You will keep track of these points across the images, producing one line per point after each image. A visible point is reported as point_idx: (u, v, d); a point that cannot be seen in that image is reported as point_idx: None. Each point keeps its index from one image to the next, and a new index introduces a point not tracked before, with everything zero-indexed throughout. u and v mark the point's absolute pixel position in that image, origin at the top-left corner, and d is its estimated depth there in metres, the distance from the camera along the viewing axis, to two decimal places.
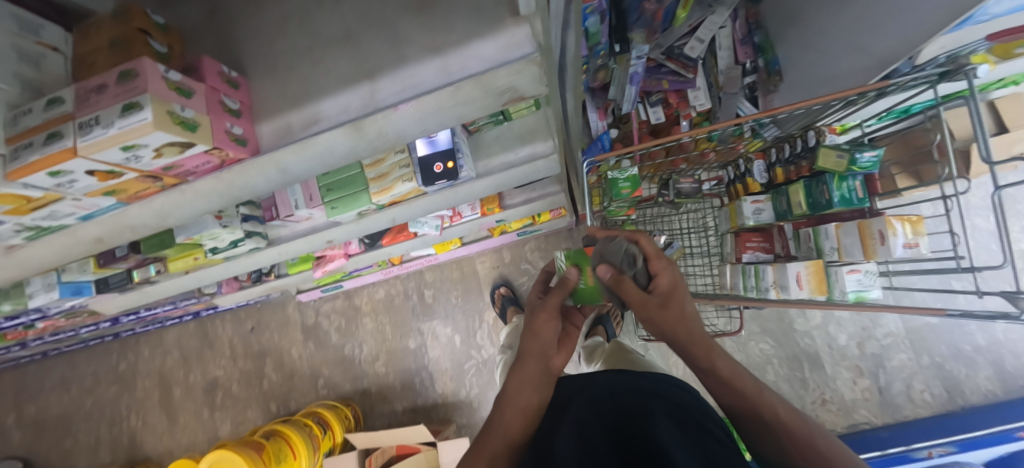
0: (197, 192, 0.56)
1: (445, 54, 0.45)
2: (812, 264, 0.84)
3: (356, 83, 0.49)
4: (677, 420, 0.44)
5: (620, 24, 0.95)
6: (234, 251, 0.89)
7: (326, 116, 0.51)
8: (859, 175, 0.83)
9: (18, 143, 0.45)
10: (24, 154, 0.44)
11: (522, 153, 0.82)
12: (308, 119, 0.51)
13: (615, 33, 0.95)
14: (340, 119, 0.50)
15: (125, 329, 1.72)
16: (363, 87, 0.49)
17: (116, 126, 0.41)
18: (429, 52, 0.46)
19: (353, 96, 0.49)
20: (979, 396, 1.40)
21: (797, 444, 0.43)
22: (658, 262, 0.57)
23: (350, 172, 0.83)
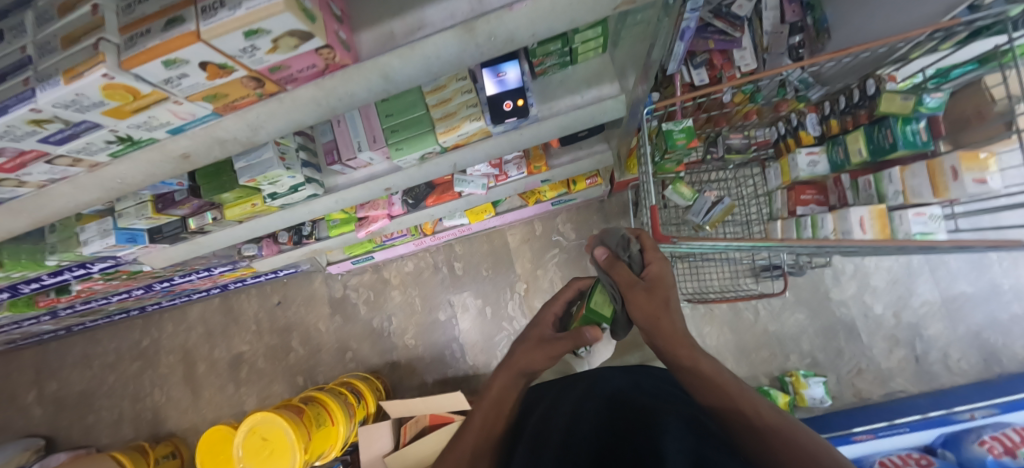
0: (293, 103, 0.56)
1: None
2: (875, 208, 0.85)
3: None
4: (692, 427, 0.48)
5: None
6: (293, 197, 0.88)
7: (431, 21, 0.49)
8: (923, 118, 0.84)
9: (133, 31, 0.43)
10: (140, 40, 0.42)
11: (588, 96, 0.83)
12: (413, 24, 0.49)
13: None
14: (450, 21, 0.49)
15: (150, 303, 1.70)
16: None
17: (243, 4, 0.39)
18: None
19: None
20: (1016, 363, 1.41)
21: (787, 440, 0.46)
22: (652, 254, 0.64)
23: (416, 113, 0.82)
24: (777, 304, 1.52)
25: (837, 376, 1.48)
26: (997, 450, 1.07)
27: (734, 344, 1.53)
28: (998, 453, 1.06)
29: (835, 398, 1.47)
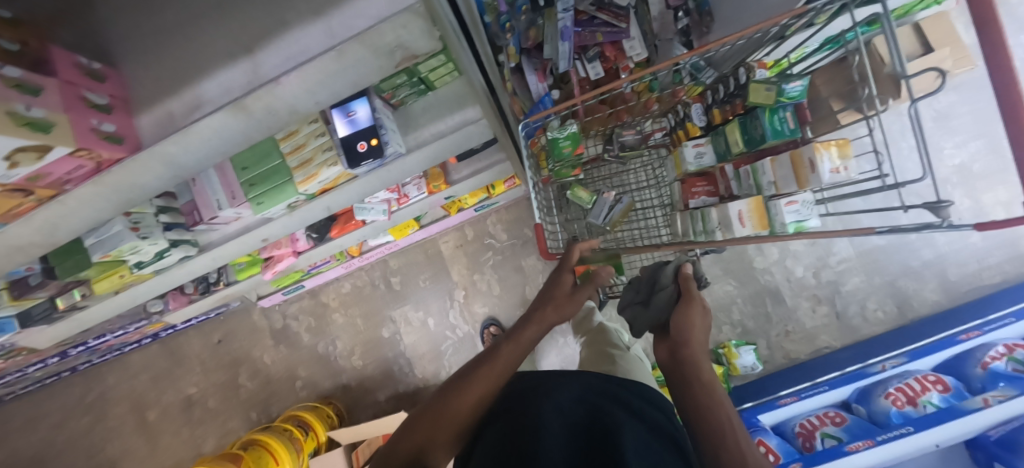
0: (82, 201, 0.52)
1: (327, 14, 0.43)
2: (752, 201, 0.85)
3: (236, 58, 0.47)
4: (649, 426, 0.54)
5: None
6: (162, 263, 0.84)
7: (208, 99, 0.48)
8: (790, 105, 0.84)
9: None
10: None
11: (452, 122, 0.79)
12: (189, 104, 0.48)
13: None
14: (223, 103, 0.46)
15: (81, 362, 1.63)
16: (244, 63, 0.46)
17: None
18: (311, 15, 0.43)
19: (236, 74, 0.46)
20: (927, 306, 1.51)
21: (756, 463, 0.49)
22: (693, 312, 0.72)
23: (271, 163, 0.78)
24: (707, 278, 1.56)
25: (766, 341, 1.56)
26: (901, 400, 1.14)
27: None
28: (901, 404, 1.14)
29: (766, 361, 1.55)
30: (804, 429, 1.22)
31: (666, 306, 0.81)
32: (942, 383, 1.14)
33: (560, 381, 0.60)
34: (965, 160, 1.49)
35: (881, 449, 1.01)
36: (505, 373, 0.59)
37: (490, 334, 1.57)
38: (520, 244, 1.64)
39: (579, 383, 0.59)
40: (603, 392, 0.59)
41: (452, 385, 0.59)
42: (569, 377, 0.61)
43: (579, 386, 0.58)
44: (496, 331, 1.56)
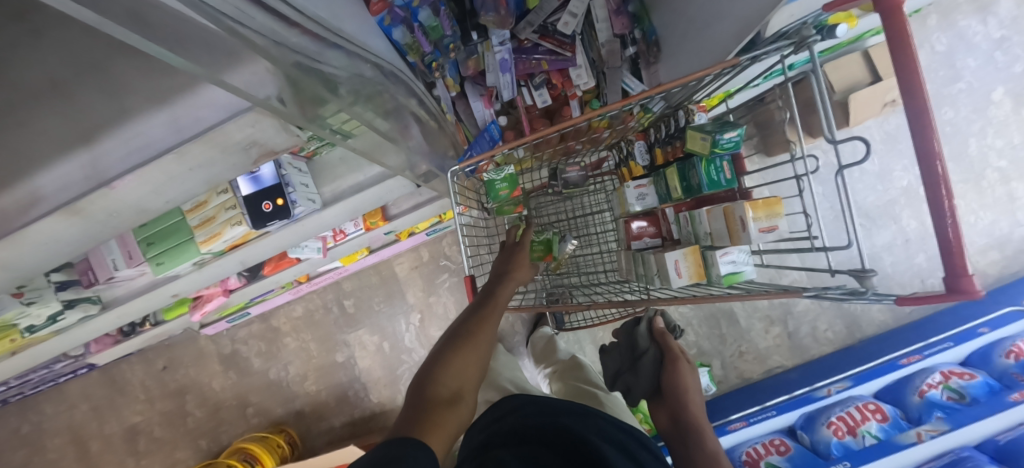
0: None
1: (170, 105, 0.40)
2: (688, 252, 0.82)
3: (67, 152, 0.41)
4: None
5: (472, 10, 1.02)
6: (59, 324, 0.78)
7: (46, 195, 0.43)
8: (726, 155, 0.81)
9: None
10: None
11: (370, 174, 0.75)
12: (26, 200, 0.43)
13: (469, 20, 1.03)
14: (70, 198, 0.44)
15: (14, 394, 1.55)
16: (80, 157, 0.42)
17: None
18: (150, 106, 0.40)
19: (72, 168, 0.42)
20: (873, 327, 1.55)
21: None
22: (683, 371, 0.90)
23: (172, 220, 0.72)
24: None
25: (721, 361, 1.58)
26: (841, 430, 1.16)
27: None
28: (841, 434, 1.16)
29: (721, 382, 1.58)
30: (750, 457, 1.21)
31: (651, 367, 0.92)
32: (881, 413, 1.17)
33: (561, 421, 0.71)
34: (912, 183, 1.51)
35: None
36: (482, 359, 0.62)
37: None
38: None
39: (587, 426, 0.71)
40: (607, 434, 0.71)
41: (439, 358, 0.60)
42: (578, 421, 0.72)
43: (586, 427, 0.70)
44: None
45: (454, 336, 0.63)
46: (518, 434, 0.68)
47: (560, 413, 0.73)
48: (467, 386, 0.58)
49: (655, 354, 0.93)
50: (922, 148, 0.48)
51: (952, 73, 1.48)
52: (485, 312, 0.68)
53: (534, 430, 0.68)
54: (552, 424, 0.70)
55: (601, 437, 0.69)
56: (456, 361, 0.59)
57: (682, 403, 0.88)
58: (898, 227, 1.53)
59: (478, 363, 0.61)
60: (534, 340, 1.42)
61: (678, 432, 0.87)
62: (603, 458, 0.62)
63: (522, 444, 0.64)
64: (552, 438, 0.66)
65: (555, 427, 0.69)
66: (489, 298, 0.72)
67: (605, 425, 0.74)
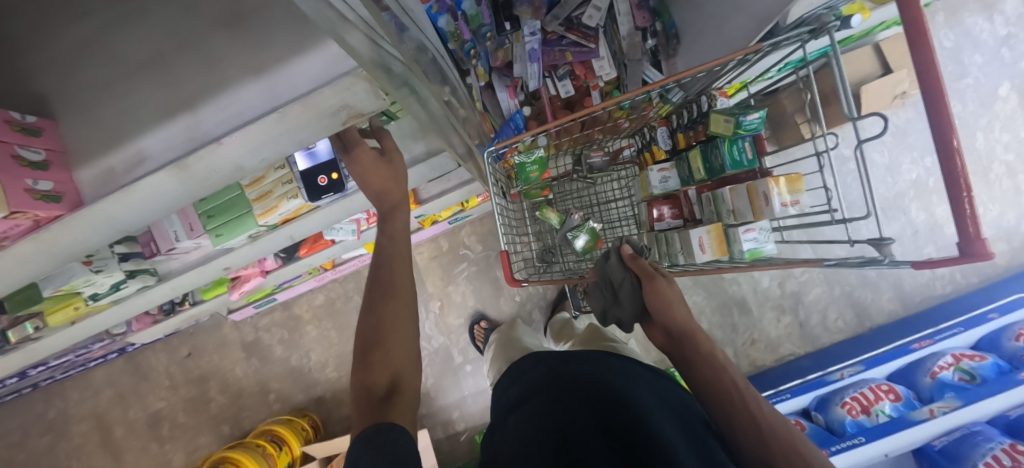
0: (21, 257, 0.50)
1: (267, 74, 0.41)
2: (712, 229, 0.87)
3: (173, 116, 0.44)
4: (661, 393, 0.71)
5: (506, 4, 1.10)
6: (119, 294, 0.82)
7: (151, 154, 0.46)
8: (748, 136, 0.86)
9: None
10: None
11: (413, 153, 0.80)
12: (131, 159, 0.46)
13: (502, 13, 1.10)
14: (166, 158, 0.46)
15: (43, 378, 1.58)
16: (181, 120, 0.44)
17: None
18: (250, 73, 0.42)
19: (173, 131, 0.45)
20: (884, 315, 1.56)
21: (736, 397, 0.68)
22: (659, 284, 0.84)
23: (231, 194, 0.77)
24: None
25: (734, 350, 1.58)
26: (856, 410, 1.20)
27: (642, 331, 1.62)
28: (856, 413, 1.19)
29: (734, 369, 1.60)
30: None
31: (633, 293, 0.89)
32: (893, 393, 1.21)
33: (575, 369, 0.74)
34: (920, 175, 1.55)
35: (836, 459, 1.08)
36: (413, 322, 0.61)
37: (480, 329, 1.56)
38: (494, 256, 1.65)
39: (604, 371, 0.74)
40: (625, 374, 0.74)
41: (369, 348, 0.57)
42: (595, 368, 0.74)
43: (604, 371, 0.73)
44: (486, 325, 1.56)
45: (369, 325, 0.58)
46: (542, 386, 0.71)
47: (580, 364, 0.76)
48: (405, 371, 0.56)
49: (630, 281, 0.89)
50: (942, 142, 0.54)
51: (959, 68, 1.53)
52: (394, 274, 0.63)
53: (555, 379, 0.72)
54: (572, 374, 0.72)
55: (625, 378, 0.72)
56: (380, 352, 0.56)
57: (672, 321, 0.81)
58: (907, 218, 1.56)
59: (404, 346, 0.58)
60: (552, 324, 1.46)
61: (675, 343, 0.81)
62: (626, 394, 0.65)
63: (540, 400, 0.66)
64: (570, 386, 0.68)
65: (572, 374, 0.73)
66: (392, 257, 0.65)
67: (620, 363, 0.80)
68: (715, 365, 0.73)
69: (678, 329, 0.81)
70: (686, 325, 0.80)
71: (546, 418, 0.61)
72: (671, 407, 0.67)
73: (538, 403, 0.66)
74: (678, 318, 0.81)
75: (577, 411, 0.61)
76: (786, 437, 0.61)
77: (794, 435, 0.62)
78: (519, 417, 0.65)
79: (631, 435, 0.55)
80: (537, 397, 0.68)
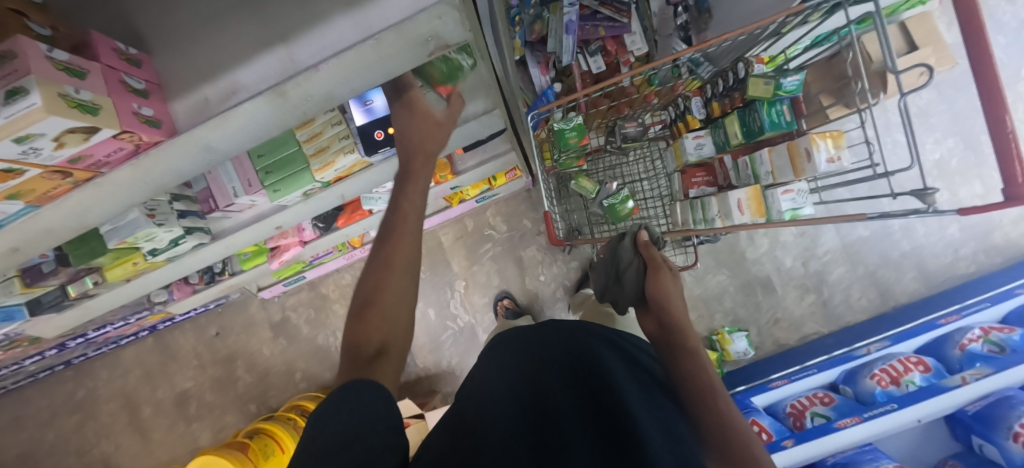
0: (116, 185, 0.52)
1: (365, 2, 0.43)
2: (750, 190, 0.90)
3: (269, 46, 0.46)
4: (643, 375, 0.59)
5: None
6: (176, 250, 0.84)
7: (245, 84, 0.47)
8: (786, 99, 0.88)
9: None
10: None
11: (464, 113, 0.82)
12: (225, 91, 0.48)
13: None
14: (259, 87, 0.47)
15: (75, 356, 1.61)
16: (277, 51, 0.46)
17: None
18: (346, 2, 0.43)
19: (268, 62, 0.46)
20: (907, 294, 1.57)
21: (710, 398, 0.59)
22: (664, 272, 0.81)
23: (288, 150, 0.79)
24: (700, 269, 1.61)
25: (757, 328, 1.60)
26: (885, 381, 1.21)
27: None
28: (886, 383, 1.20)
29: (757, 348, 1.61)
30: (795, 409, 1.28)
31: (637, 280, 0.87)
32: (923, 364, 1.22)
33: (549, 340, 0.61)
34: (943, 155, 1.57)
35: (869, 425, 1.07)
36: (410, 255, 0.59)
37: (504, 306, 1.61)
38: (519, 236, 1.67)
39: (590, 335, 0.64)
40: (604, 344, 0.63)
41: (371, 273, 0.58)
42: (582, 330, 0.65)
43: (591, 335, 0.63)
44: (510, 303, 1.60)
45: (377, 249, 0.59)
46: (509, 355, 0.58)
47: (566, 326, 0.66)
48: (400, 302, 0.57)
49: (637, 265, 0.89)
50: (989, 95, 0.57)
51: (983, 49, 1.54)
52: (400, 205, 0.61)
53: (524, 349, 0.59)
54: (554, 331, 0.64)
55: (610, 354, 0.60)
56: (379, 277, 0.57)
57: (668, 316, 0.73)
58: None
59: (403, 278, 0.58)
60: (574, 300, 1.48)
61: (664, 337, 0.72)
62: (610, 374, 0.53)
63: (509, 358, 0.58)
64: (548, 347, 0.59)
65: (545, 345, 0.60)
66: (407, 185, 0.63)
67: (601, 330, 0.68)
68: (702, 369, 0.63)
69: (673, 327, 0.72)
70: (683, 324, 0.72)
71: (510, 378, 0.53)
72: (651, 389, 0.57)
73: (497, 372, 0.54)
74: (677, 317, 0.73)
75: (549, 395, 0.49)
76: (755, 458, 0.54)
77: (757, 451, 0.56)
78: (487, 360, 0.60)
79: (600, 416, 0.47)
80: (512, 346, 0.61)
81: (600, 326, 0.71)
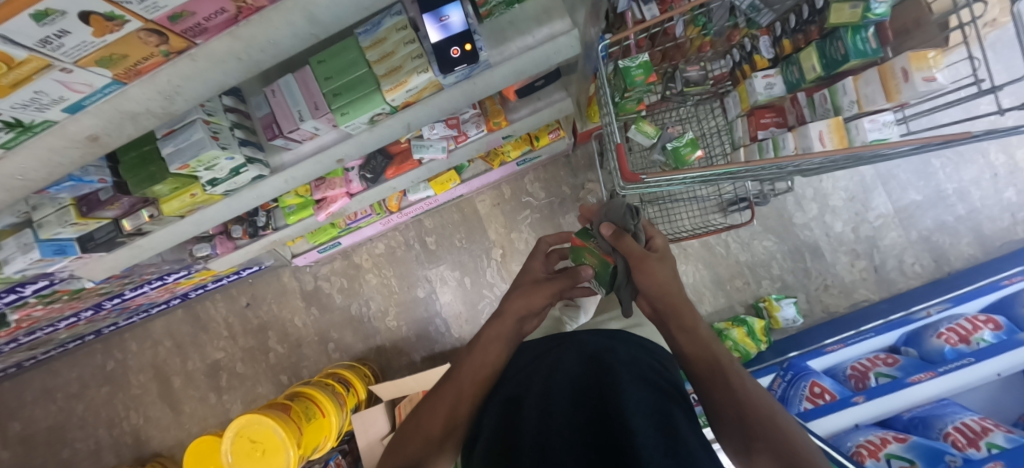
0: (209, 61, 0.49)
1: None
2: (833, 121, 0.86)
3: None
4: (643, 376, 0.58)
5: None
6: (235, 181, 0.81)
7: None
8: (872, 24, 0.84)
9: (72, 43, 0.39)
10: (59, 22, 0.35)
11: (540, 35, 0.77)
12: None
13: None
14: None
15: (106, 325, 1.58)
16: None
17: None
18: None
19: None
20: (962, 260, 1.55)
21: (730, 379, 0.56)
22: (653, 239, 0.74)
23: (357, 72, 0.75)
24: (746, 235, 1.62)
25: (806, 295, 1.59)
26: (953, 339, 1.16)
27: (710, 278, 1.63)
28: (954, 342, 1.15)
29: (806, 316, 1.59)
30: (856, 371, 1.23)
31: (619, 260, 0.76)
32: (992, 322, 1.16)
33: (549, 367, 0.63)
34: None
35: (945, 379, 1.01)
36: (477, 383, 0.69)
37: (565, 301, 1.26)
38: (558, 202, 1.64)
39: (576, 353, 0.64)
40: (600, 357, 0.62)
41: (441, 389, 0.70)
42: (570, 349, 0.66)
43: (577, 354, 0.64)
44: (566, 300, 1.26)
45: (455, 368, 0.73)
46: (516, 397, 0.60)
47: (552, 352, 0.68)
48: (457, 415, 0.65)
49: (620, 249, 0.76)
50: None
51: None
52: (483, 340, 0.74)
53: (523, 386, 0.62)
54: (554, 365, 0.62)
55: (606, 363, 0.60)
56: (447, 391, 0.68)
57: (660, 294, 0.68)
58: (985, 162, 1.56)
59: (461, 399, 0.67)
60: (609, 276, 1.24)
61: (659, 320, 0.69)
62: (610, 388, 0.53)
63: (514, 406, 0.58)
64: (544, 377, 0.60)
65: (543, 373, 0.61)
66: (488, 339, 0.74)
67: (588, 338, 0.70)
68: (699, 343, 0.63)
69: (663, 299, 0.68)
70: (674, 298, 0.67)
71: (513, 427, 0.54)
72: (655, 405, 0.51)
73: (503, 414, 0.59)
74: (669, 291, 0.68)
75: (544, 424, 0.50)
76: (782, 426, 0.50)
77: (784, 417, 0.52)
78: (493, 417, 0.60)
79: (601, 432, 0.47)
80: (523, 389, 0.61)
81: (587, 337, 0.71)
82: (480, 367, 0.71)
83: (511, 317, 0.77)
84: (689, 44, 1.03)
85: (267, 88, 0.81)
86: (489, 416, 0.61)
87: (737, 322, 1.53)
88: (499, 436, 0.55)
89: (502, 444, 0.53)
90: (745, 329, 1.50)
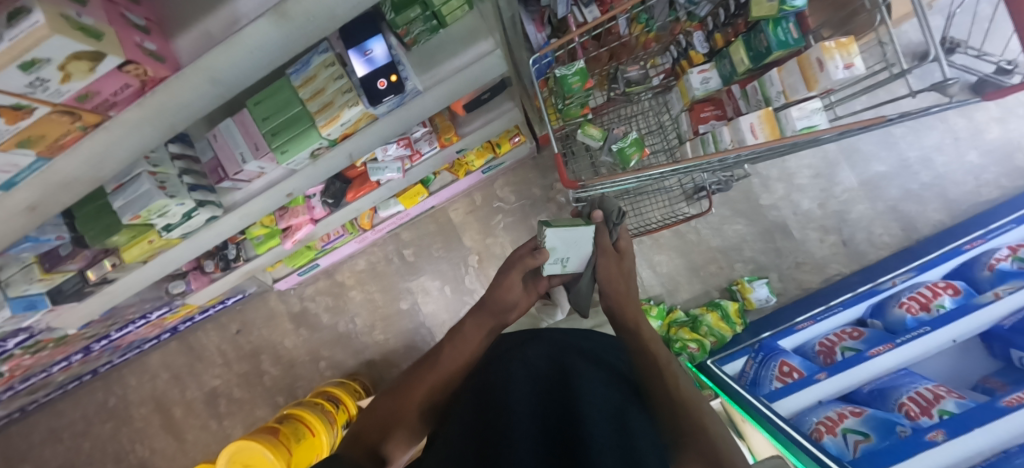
0: (127, 128, 0.52)
1: None
2: (763, 113, 0.88)
3: None
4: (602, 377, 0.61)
5: None
6: (190, 224, 0.84)
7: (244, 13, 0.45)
8: (792, 15, 0.86)
9: None
10: None
11: (467, 56, 0.79)
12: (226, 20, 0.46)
13: None
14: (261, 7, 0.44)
15: (102, 363, 1.62)
16: None
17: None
18: None
19: None
20: (930, 227, 1.57)
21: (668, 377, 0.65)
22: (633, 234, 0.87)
23: (293, 110, 0.78)
24: (716, 220, 1.64)
25: (779, 274, 1.62)
26: (914, 308, 1.18)
27: (685, 265, 1.66)
28: (914, 311, 1.17)
29: (780, 294, 1.62)
30: (824, 346, 1.26)
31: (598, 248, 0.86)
32: (952, 288, 1.18)
33: (515, 354, 0.65)
34: None
35: (903, 350, 1.03)
36: (449, 369, 0.74)
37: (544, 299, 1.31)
38: (529, 205, 1.66)
39: (544, 346, 0.68)
40: (565, 353, 0.66)
41: (418, 370, 0.76)
42: (539, 341, 0.69)
43: (546, 345, 0.68)
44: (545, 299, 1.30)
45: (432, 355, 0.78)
46: (482, 379, 0.62)
47: (521, 343, 0.70)
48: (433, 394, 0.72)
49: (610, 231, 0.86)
50: None
51: None
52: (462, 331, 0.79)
53: (487, 370, 0.64)
54: (522, 353, 0.65)
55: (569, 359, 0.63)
56: (422, 375, 0.74)
57: (615, 293, 0.83)
58: (945, 127, 1.57)
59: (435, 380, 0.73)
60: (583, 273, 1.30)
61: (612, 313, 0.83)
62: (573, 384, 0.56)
63: (480, 387, 0.61)
64: (511, 362, 0.62)
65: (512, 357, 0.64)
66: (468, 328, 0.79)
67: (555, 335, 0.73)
68: (649, 346, 0.72)
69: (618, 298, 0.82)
70: (624, 289, 0.83)
71: (478, 405, 0.57)
72: (611, 403, 0.56)
73: (469, 394, 0.61)
74: (626, 295, 0.82)
75: (505, 406, 0.53)
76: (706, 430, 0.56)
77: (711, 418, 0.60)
78: (460, 398, 0.63)
79: (558, 422, 0.51)
80: (490, 370, 0.63)
81: (551, 333, 0.75)
82: (455, 355, 0.75)
83: (489, 312, 0.80)
84: (634, 41, 1.03)
85: (211, 132, 0.84)
86: (455, 403, 0.64)
87: (711, 306, 1.57)
88: (465, 412, 0.58)
89: (465, 422, 0.55)
90: (719, 313, 1.53)
